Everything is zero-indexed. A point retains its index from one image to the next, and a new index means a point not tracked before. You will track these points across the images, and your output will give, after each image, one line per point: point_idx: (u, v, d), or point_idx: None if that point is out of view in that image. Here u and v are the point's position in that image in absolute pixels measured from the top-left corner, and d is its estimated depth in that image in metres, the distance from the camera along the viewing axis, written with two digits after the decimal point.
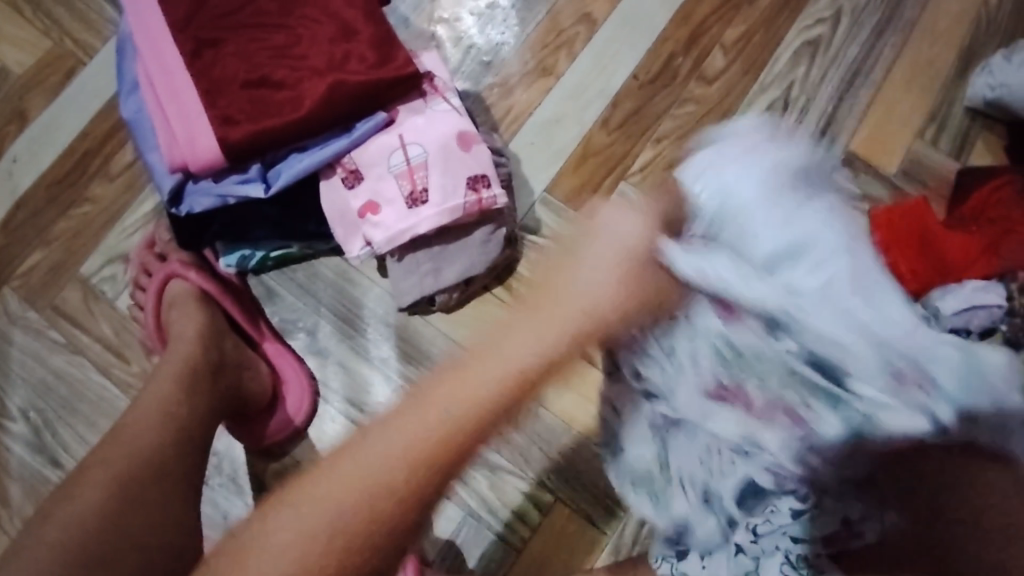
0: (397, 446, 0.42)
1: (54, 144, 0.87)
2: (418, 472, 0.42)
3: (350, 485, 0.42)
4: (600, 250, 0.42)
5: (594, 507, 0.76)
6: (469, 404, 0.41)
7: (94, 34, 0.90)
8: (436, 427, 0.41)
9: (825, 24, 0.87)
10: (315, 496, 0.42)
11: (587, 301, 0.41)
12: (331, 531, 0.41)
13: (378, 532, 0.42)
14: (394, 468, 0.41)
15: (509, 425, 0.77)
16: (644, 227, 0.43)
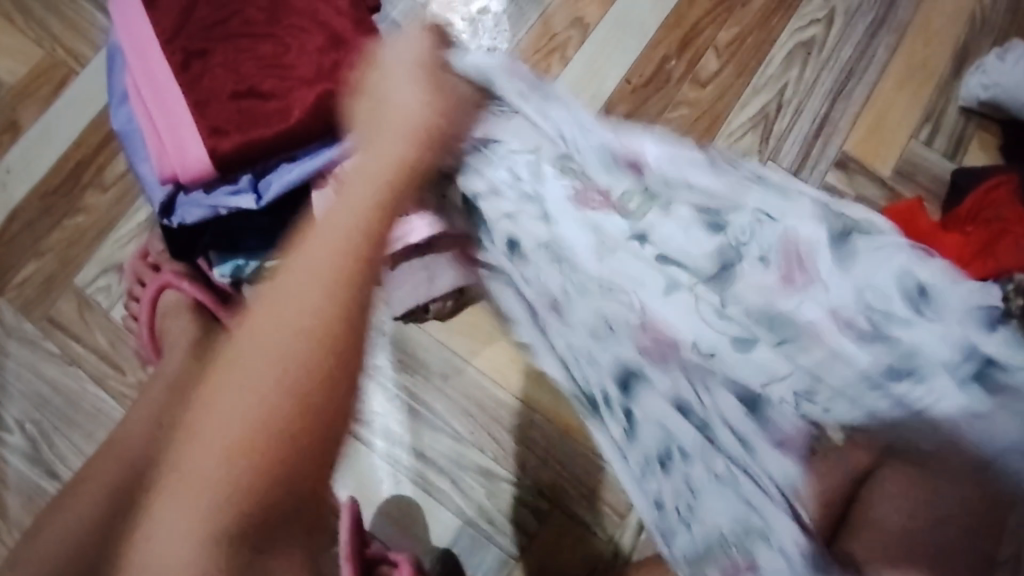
0: (289, 311, 0.47)
1: (46, 155, 0.87)
2: (308, 350, 0.47)
3: (259, 377, 0.46)
4: (366, 168, 0.54)
5: (591, 513, 0.76)
6: (329, 276, 0.48)
7: (85, 43, 0.90)
8: (321, 296, 0.48)
9: (819, 24, 0.87)
10: (227, 409, 0.45)
11: (379, 174, 0.53)
12: (242, 429, 0.45)
13: (287, 423, 0.45)
14: (292, 342, 0.47)
15: (505, 432, 0.77)
16: (422, 96, 0.56)
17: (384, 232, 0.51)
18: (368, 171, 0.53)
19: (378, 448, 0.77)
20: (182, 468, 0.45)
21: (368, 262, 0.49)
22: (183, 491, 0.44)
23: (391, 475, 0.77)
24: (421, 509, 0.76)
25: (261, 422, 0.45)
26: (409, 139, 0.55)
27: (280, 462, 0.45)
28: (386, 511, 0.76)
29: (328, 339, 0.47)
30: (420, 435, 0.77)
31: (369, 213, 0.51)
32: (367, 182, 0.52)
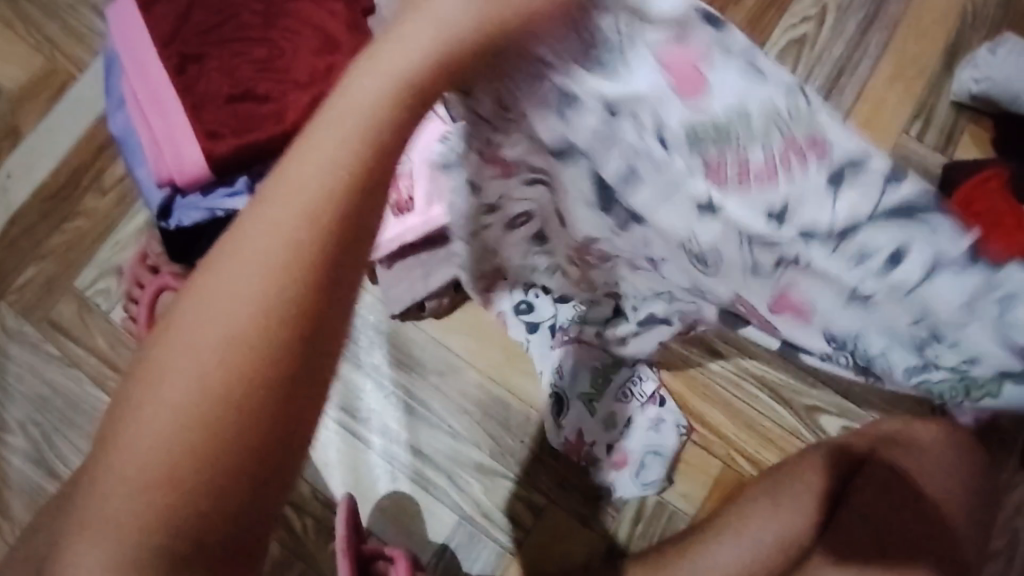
0: (264, 231, 0.32)
1: (47, 160, 0.88)
2: (281, 293, 0.32)
3: (213, 324, 0.31)
4: (417, 32, 0.33)
5: (586, 508, 0.76)
6: (318, 190, 0.32)
7: (84, 49, 0.91)
8: (304, 218, 0.32)
9: (810, 22, 0.87)
10: (160, 410, 0.31)
11: (412, 67, 0.33)
12: (191, 392, 0.31)
13: (235, 399, 0.31)
14: (261, 275, 0.32)
15: (501, 429, 0.78)
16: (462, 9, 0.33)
17: (399, 145, 0.33)
18: (409, 50, 0.33)
19: (374, 445, 0.78)
20: (121, 433, 0.31)
21: (374, 177, 0.32)
22: (114, 461, 0.31)
23: (389, 472, 0.78)
24: (417, 506, 0.77)
25: (206, 392, 0.31)
26: (454, 30, 0.33)
27: (228, 452, 0.31)
28: (383, 508, 0.77)
29: (300, 276, 0.32)
30: (417, 432, 0.78)
31: (399, 109, 0.33)
32: (406, 62, 0.33)
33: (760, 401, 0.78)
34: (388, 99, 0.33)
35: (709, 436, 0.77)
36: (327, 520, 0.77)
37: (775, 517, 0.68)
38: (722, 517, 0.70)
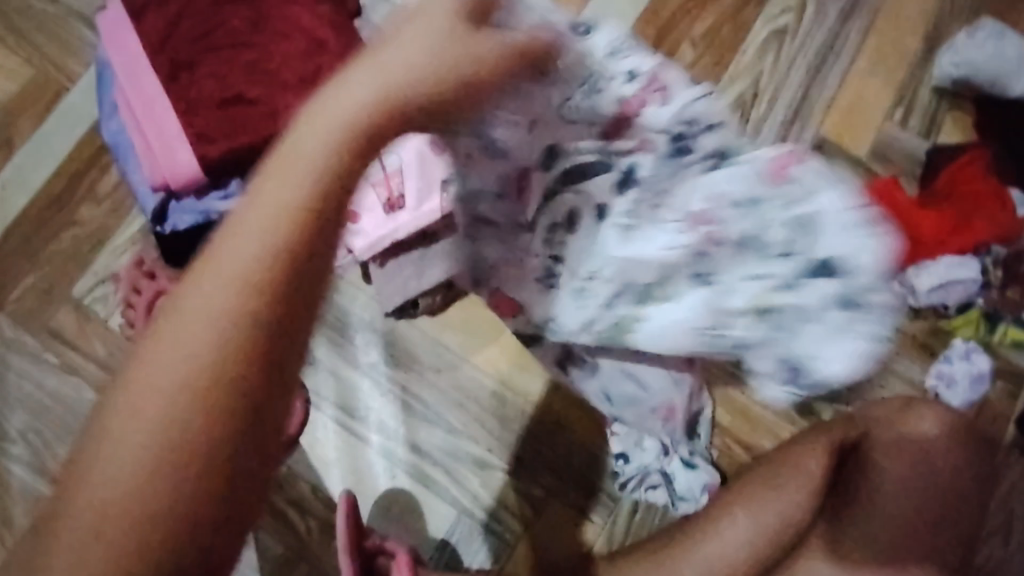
0: (200, 309, 0.34)
1: (40, 170, 0.89)
2: (228, 355, 0.34)
3: (133, 403, 0.33)
4: (351, 96, 0.38)
5: (584, 500, 0.77)
6: (256, 260, 0.35)
7: (74, 59, 0.92)
8: (224, 293, 0.35)
9: (791, 13, 0.89)
10: (114, 463, 0.33)
11: (316, 156, 0.36)
12: (141, 452, 0.33)
13: (175, 462, 0.33)
14: (191, 348, 0.34)
15: (498, 423, 0.78)
16: (455, 5, 0.42)
17: (331, 218, 0.37)
18: (311, 146, 0.37)
19: (373, 442, 0.79)
20: (73, 510, 0.33)
21: (291, 252, 0.35)
22: (64, 536, 0.32)
23: (387, 469, 0.78)
24: (417, 501, 0.77)
25: (152, 456, 0.33)
26: (415, 100, 0.39)
27: (175, 509, 0.33)
28: (383, 504, 0.77)
29: (251, 351, 0.34)
30: (415, 428, 0.79)
31: (331, 188, 0.36)
32: (328, 144, 0.37)
33: (756, 389, 0.78)
34: (343, 146, 0.37)
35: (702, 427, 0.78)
36: (328, 519, 0.77)
37: (781, 505, 0.68)
38: (728, 500, 0.70)
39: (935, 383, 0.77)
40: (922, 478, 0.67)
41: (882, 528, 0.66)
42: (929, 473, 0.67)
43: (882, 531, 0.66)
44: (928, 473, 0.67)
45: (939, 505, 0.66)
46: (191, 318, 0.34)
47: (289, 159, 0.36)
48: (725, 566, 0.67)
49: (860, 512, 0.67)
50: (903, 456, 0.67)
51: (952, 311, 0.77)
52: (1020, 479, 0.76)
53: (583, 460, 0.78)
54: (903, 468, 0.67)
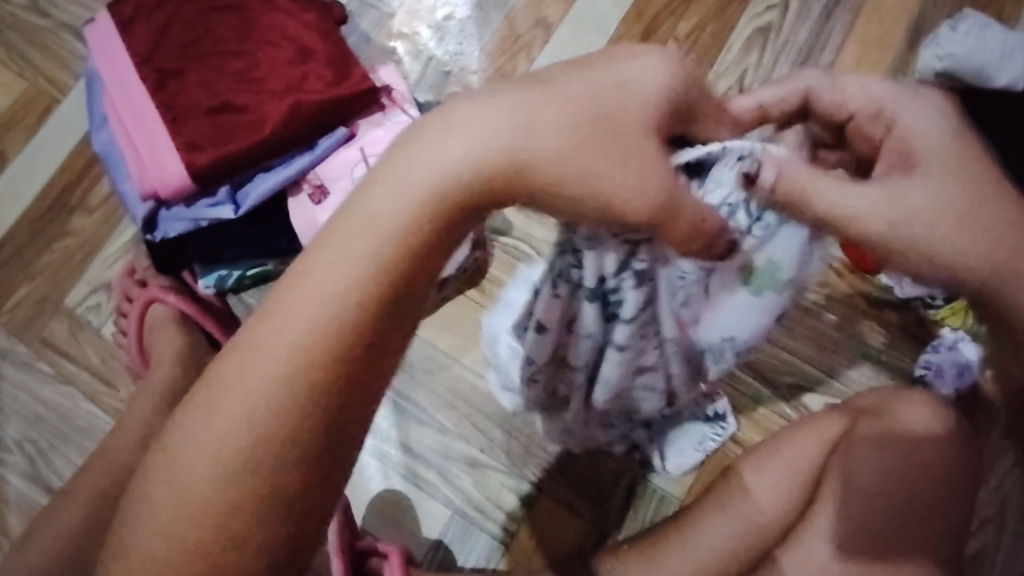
0: (298, 334, 0.39)
1: (33, 181, 0.90)
2: (328, 367, 0.39)
3: (229, 424, 0.39)
4: (449, 146, 0.41)
5: (576, 498, 0.77)
6: (352, 299, 0.39)
7: (66, 72, 0.93)
8: (325, 316, 0.39)
9: (773, 11, 0.90)
10: (197, 467, 0.40)
11: (412, 204, 0.40)
12: (248, 424, 0.39)
13: (272, 440, 0.39)
14: (296, 357, 0.39)
15: (490, 422, 0.79)
16: (668, 82, 0.43)
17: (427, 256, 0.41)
18: (398, 199, 0.40)
19: (365, 444, 0.79)
20: (181, 449, 0.40)
21: (383, 291, 0.40)
22: (169, 470, 0.40)
23: (380, 470, 0.78)
24: (410, 502, 0.78)
25: (252, 434, 0.39)
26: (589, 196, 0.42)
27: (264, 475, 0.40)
28: (376, 505, 0.77)
29: (334, 374, 0.39)
30: (406, 429, 0.79)
31: (420, 226, 0.40)
32: (423, 195, 0.40)
33: (743, 382, 0.79)
34: (433, 209, 0.41)
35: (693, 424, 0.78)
36: None
37: (763, 499, 0.69)
38: (716, 496, 0.71)
39: (923, 372, 0.77)
40: (913, 471, 0.66)
41: (865, 519, 0.65)
42: (919, 465, 0.66)
43: (867, 521, 0.65)
44: (919, 466, 0.66)
45: (933, 498, 0.66)
46: (270, 359, 0.39)
47: (422, 200, 0.40)
48: (709, 561, 0.68)
49: (843, 505, 0.66)
50: (892, 450, 0.67)
51: (940, 302, 0.76)
52: (1011, 468, 0.76)
53: (574, 458, 0.78)
54: (893, 463, 0.66)
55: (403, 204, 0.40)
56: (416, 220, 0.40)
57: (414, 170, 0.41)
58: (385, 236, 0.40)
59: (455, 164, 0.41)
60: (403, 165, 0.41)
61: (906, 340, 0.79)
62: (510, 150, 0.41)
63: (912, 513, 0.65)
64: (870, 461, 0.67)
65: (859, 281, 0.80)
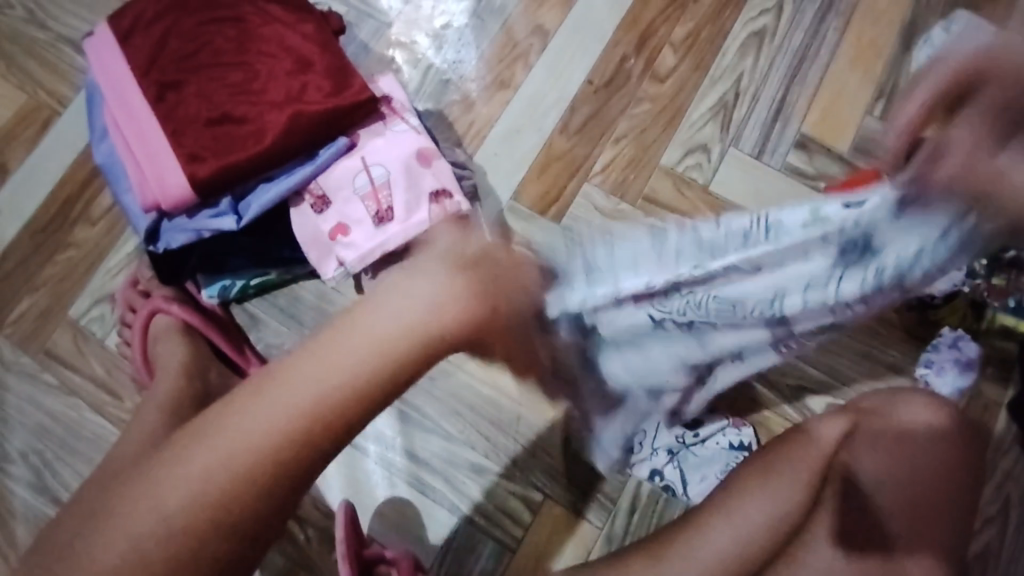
0: (238, 448, 0.49)
1: (34, 194, 0.90)
2: (284, 461, 0.49)
3: (194, 483, 0.48)
4: (423, 307, 0.52)
5: (582, 502, 0.77)
6: (313, 405, 0.49)
7: (65, 84, 0.94)
8: (285, 422, 0.49)
9: (769, 15, 0.90)
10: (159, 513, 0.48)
11: (383, 341, 0.51)
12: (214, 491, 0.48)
13: (229, 508, 0.48)
14: (258, 443, 0.48)
15: (494, 428, 0.79)
16: (451, 292, 0.53)
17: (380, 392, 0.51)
18: (382, 327, 0.52)
19: (370, 452, 0.79)
20: (148, 503, 0.48)
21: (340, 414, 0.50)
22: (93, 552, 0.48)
23: (386, 478, 0.79)
24: (416, 508, 0.78)
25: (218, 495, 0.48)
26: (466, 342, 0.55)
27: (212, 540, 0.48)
28: (382, 513, 0.78)
29: (274, 474, 0.49)
30: (411, 437, 0.79)
31: (381, 363, 0.51)
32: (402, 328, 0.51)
33: (744, 384, 0.79)
34: (367, 368, 0.50)
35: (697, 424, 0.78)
36: (329, 529, 0.78)
37: (773, 502, 0.68)
38: (723, 499, 0.71)
39: (924, 371, 0.78)
40: (912, 470, 0.68)
41: (867, 511, 0.67)
42: (919, 466, 0.68)
43: (867, 514, 0.67)
44: (919, 467, 0.68)
45: (935, 498, 0.67)
46: (240, 440, 0.49)
47: (371, 352, 0.51)
48: (718, 563, 0.67)
49: (844, 498, 0.68)
50: (890, 452, 0.69)
51: (939, 301, 0.75)
52: (1013, 465, 0.76)
53: (580, 462, 0.78)
54: (890, 463, 0.68)
55: (329, 385, 0.50)
56: (366, 365, 0.50)
57: (362, 325, 0.52)
58: (344, 372, 0.50)
59: (382, 322, 0.52)
60: (349, 334, 0.52)
61: (907, 340, 0.79)
62: (420, 327, 0.52)
63: (912, 505, 0.67)
64: (867, 465, 0.69)
65: None
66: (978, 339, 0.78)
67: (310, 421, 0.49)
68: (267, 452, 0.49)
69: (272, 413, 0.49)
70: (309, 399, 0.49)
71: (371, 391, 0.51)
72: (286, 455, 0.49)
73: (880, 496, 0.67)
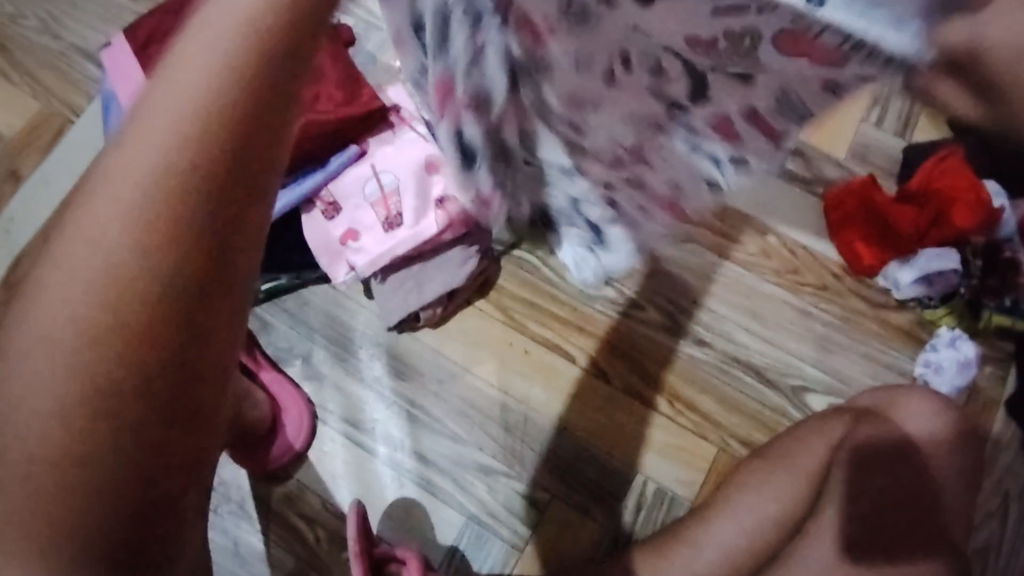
0: (62, 299, 0.29)
1: (48, 201, 0.92)
2: (144, 290, 0.29)
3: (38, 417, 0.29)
4: None
5: (589, 501, 0.79)
6: (163, 198, 0.28)
7: (79, 94, 0.95)
8: (126, 217, 0.29)
9: None
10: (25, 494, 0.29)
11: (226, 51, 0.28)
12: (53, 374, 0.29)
13: (81, 444, 0.29)
14: (82, 314, 0.29)
15: (500, 429, 0.80)
16: None
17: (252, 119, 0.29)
18: (194, 73, 0.28)
19: (380, 454, 0.81)
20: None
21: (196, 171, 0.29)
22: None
23: (395, 478, 0.80)
24: (424, 509, 0.79)
25: (68, 390, 0.29)
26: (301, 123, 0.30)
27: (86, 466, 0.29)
28: (391, 513, 0.79)
29: (129, 326, 0.29)
30: (420, 438, 0.81)
31: (229, 92, 0.28)
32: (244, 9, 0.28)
33: (746, 385, 0.81)
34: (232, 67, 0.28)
35: (702, 422, 0.80)
36: (338, 529, 0.79)
37: (774, 501, 0.70)
38: (724, 499, 0.72)
39: (923, 371, 0.79)
40: (922, 474, 0.68)
41: (872, 511, 0.67)
42: (928, 469, 0.68)
43: (873, 515, 0.67)
44: (927, 470, 0.68)
45: (939, 501, 0.68)
46: (66, 282, 0.29)
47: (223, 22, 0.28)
48: (722, 558, 0.70)
49: (847, 500, 0.68)
50: (903, 456, 0.69)
51: (936, 302, 0.79)
52: (1012, 461, 0.78)
53: (586, 462, 0.79)
54: (901, 467, 0.68)
55: (171, 106, 0.28)
56: (229, 55, 0.28)
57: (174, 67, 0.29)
58: (182, 104, 0.28)
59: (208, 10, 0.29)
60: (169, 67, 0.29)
61: (905, 341, 0.81)
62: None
63: (915, 506, 0.67)
64: (883, 469, 0.68)
65: (857, 283, 0.82)
66: (974, 339, 0.80)
67: (169, 184, 0.28)
68: (103, 267, 0.29)
69: (96, 226, 0.29)
70: (148, 156, 0.28)
71: (247, 99, 0.28)
72: (137, 255, 0.29)
73: (895, 502, 0.67)
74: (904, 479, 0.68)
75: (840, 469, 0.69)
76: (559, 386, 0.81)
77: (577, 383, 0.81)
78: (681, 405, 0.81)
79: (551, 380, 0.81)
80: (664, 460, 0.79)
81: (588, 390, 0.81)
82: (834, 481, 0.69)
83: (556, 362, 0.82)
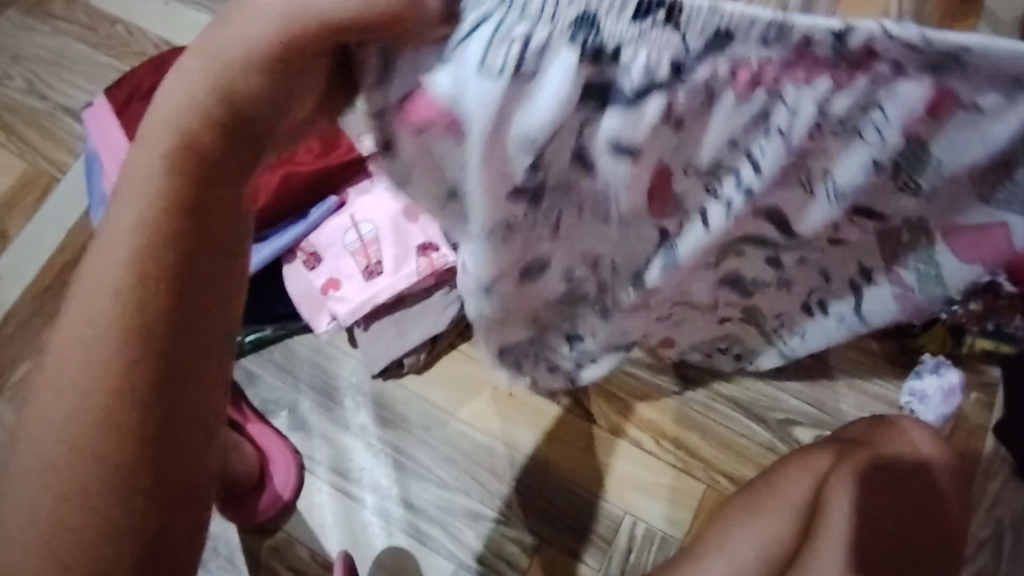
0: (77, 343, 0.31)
1: (34, 260, 0.92)
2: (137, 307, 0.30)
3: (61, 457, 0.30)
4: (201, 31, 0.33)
5: (580, 543, 0.78)
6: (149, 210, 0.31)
7: (63, 152, 0.97)
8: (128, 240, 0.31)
9: None
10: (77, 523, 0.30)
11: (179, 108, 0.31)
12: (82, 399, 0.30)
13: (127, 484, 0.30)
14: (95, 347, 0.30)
15: (488, 474, 0.80)
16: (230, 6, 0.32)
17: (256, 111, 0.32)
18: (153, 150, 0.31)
19: (368, 503, 0.80)
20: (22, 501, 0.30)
21: (173, 225, 0.31)
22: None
23: (384, 528, 0.79)
24: (414, 557, 0.78)
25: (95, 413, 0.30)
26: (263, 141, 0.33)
27: (96, 521, 0.29)
28: (380, 563, 0.78)
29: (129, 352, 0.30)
30: (407, 486, 0.80)
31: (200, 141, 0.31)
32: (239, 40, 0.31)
33: (733, 420, 0.81)
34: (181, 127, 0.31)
35: (689, 460, 0.80)
36: None
37: (766, 533, 0.70)
38: (713, 536, 0.72)
39: (908, 399, 0.79)
40: (918, 508, 0.68)
41: (881, 544, 0.66)
42: (925, 503, 0.68)
43: (878, 531, 0.66)
44: (922, 502, 0.68)
45: (941, 534, 0.67)
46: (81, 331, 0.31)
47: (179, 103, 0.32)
48: None
49: (854, 524, 0.66)
50: (900, 488, 0.69)
51: (917, 329, 0.79)
52: (1003, 488, 0.78)
53: (574, 502, 0.79)
54: (897, 501, 0.68)
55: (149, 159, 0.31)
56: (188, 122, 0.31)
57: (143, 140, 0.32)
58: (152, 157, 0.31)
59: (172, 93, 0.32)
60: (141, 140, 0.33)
61: (890, 369, 0.81)
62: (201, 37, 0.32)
63: (918, 523, 0.67)
64: (882, 497, 0.68)
65: None
66: (958, 364, 0.80)
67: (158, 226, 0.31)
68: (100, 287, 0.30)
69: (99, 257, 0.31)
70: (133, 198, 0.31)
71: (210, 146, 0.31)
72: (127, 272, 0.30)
73: (903, 530, 0.67)
74: (900, 511, 0.68)
75: (843, 498, 0.67)
76: (546, 428, 0.81)
77: (565, 424, 0.81)
78: (669, 443, 0.80)
79: (538, 422, 0.81)
80: (651, 499, 0.79)
81: (575, 430, 0.81)
82: (830, 505, 0.67)
83: (542, 404, 0.82)
